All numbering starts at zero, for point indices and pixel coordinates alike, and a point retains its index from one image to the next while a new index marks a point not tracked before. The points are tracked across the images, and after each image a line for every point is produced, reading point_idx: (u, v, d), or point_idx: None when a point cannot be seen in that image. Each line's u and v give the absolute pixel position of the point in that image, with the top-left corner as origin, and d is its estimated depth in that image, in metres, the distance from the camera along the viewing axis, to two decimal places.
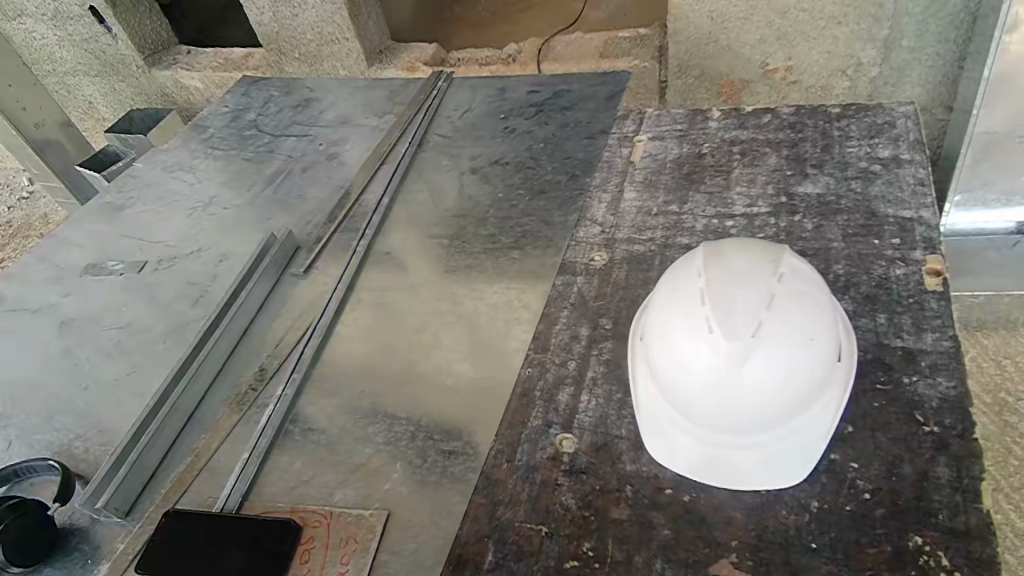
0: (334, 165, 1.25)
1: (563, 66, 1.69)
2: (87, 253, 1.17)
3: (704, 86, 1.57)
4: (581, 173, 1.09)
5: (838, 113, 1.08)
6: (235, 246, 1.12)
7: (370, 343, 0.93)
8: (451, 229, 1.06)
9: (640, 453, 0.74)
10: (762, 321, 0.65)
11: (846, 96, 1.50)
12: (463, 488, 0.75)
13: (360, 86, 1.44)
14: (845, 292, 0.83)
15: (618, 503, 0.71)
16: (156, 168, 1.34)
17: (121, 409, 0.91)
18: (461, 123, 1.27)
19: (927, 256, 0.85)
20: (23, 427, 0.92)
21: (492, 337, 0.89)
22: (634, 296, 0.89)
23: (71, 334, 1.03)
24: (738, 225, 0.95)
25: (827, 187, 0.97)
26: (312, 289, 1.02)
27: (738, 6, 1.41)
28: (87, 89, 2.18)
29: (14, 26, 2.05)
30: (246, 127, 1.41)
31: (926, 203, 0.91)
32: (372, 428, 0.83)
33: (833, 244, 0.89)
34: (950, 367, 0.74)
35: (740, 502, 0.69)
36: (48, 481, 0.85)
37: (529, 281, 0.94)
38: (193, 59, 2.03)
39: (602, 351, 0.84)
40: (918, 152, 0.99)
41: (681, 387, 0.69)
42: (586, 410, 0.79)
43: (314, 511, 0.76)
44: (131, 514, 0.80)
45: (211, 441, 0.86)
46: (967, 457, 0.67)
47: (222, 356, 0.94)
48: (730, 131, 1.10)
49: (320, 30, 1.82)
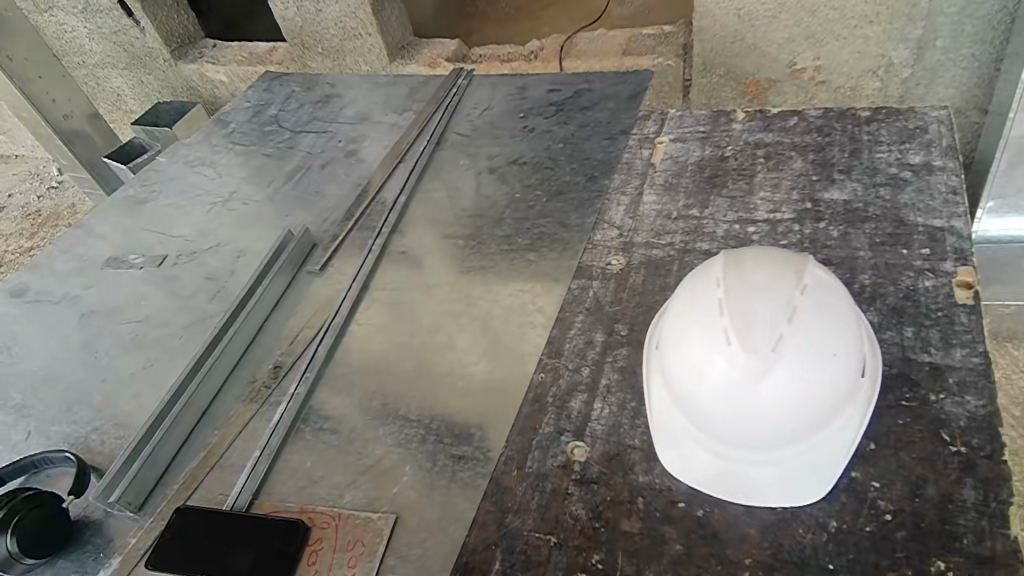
0: (352, 162, 1.25)
1: (584, 63, 1.67)
2: (109, 246, 1.18)
3: (728, 85, 1.54)
4: (600, 175, 1.07)
5: (868, 116, 1.05)
6: (252, 242, 1.12)
7: (383, 342, 0.92)
8: (467, 230, 1.05)
9: (653, 464, 0.72)
10: (782, 334, 0.63)
11: (876, 97, 1.46)
12: (472, 495, 0.74)
13: (381, 82, 1.44)
14: (871, 303, 0.81)
15: (629, 516, 0.69)
16: (178, 161, 1.35)
17: (137, 403, 0.91)
18: (479, 122, 1.26)
19: (958, 267, 0.82)
20: (42, 418, 0.93)
21: (506, 340, 0.88)
22: (651, 302, 0.88)
23: (91, 326, 1.04)
24: (760, 232, 0.93)
25: (854, 194, 0.94)
26: (327, 287, 1.02)
27: (765, 4, 1.37)
28: (115, 81, 2.21)
29: (45, 18, 2.08)
30: (267, 122, 1.41)
31: (958, 212, 0.88)
32: (382, 430, 0.82)
33: (859, 253, 0.87)
34: (979, 386, 0.71)
35: (756, 519, 0.67)
36: (64, 473, 0.86)
37: (545, 283, 0.93)
38: (218, 52, 2.04)
39: (616, 359, 0.83)
40: (950, 159, 0.95)
41: (696, 398, 0.67)
42: (599, 418, 0.78)
43: (321, 512, 0.76)
44: (143, 509, 0.81)
45: (223, 438, 0.86)
46: (995, 480, 0.64)
47: (237, 352, 0.94)
48: (754, 134, 1.08)
49: (343, 26, 1.82)
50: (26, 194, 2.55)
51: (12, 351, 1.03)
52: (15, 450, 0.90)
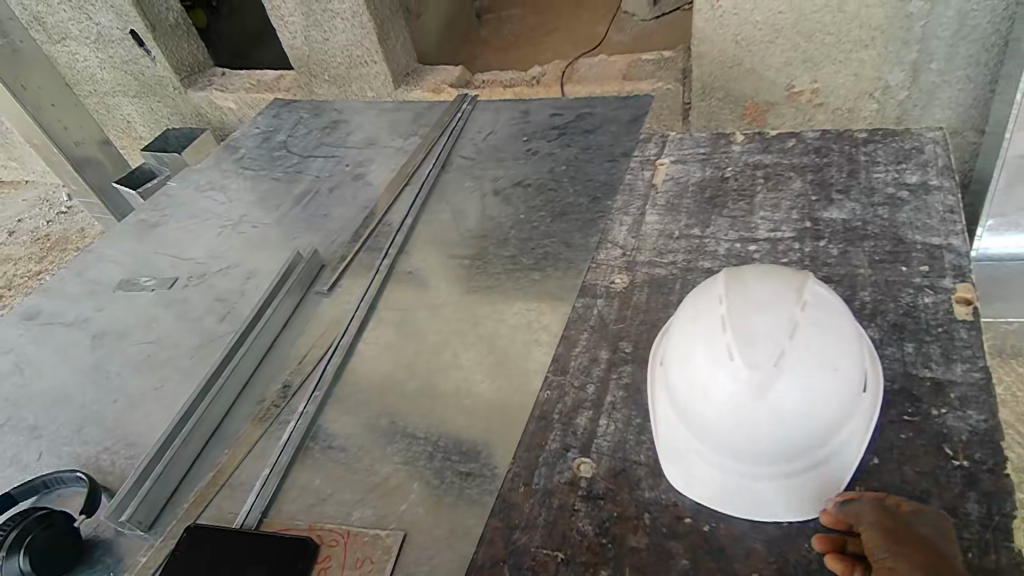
0: (359, 185, 1.27)
1: (586, 88, 1.71)
2: (121, 269, 1.20)
3: (728, 108, 1.57)
4: (603, 196, 1.09)
5: (865, 138, 1.07)
6: (263, 263, 1.14)
7: (390, 361, 0.93)
8: (473, 251, 1.07)
9: (659, 480, 0.73)
10: (785, 349, 0.64)
11: (873, 118, 1.48)
12: (479, 511, 0.74)
13: (387, 109, 1.47)
14: (871, 320, 0.82)
15: (635, 531, 0.70)
16: (190, 187, 1.38)
17: (149, 423, 0.92)
18: (484, 145, 1.29)
19: (956, 284, 0.83)
20: (53, 439, 0.94)
21: (513, 356, 0.89)
22: (655, 320, 0.89)
23: (103, 348, 1.06)
24: (762, 250, 0.94)
25: (853, 213, 0.96)
26: (335, 307, 1.04)
27: (762, 30, 1.41)
28: (125, 109, 2.26)
29: (58, 49, 2.13)
30: (276, 148, 1.44)
31: (955, 230, 0.90)
32: (390, 448, 0.83)
33: (859, 270, 0.88)
34: (980, 401, 0.72)
35: (762, 533, 0.67)
36: (75, 493, 0.87)
37: (550, 302, 0.95)
38: (227, 81, 2.09)
39: (621, 376, 0.84)
40: (947, 178, 0.97)
41: (700, 413, 0.68)
42: (605, 434, 0.79)
43: (330, 530, 0.77)
44: (154, 528, 0.81)
45: (233, 457, 0.87)
46: (998, 493, 0.65)
47: (248, 371, 0.95)
48: (753, 155, 1.10)
49: (350, 54, 1.87)
50: (36, 219, 2.59)
51: (25, 373, 1.05)
52: (27, 470, 0.91)
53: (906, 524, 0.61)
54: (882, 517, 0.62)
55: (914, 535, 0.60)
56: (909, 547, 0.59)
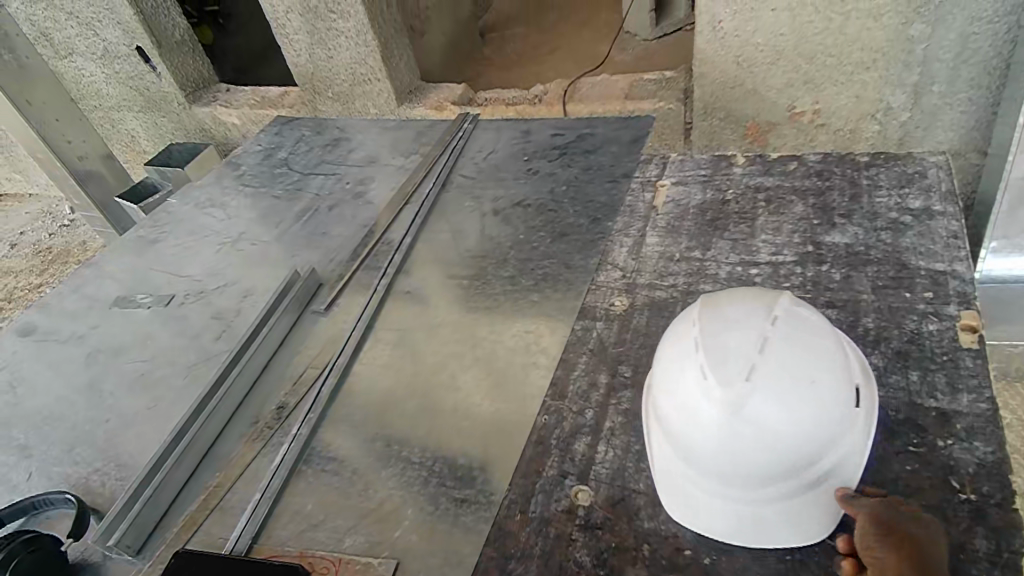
0: (359, 204, 1.27)
1: (588, 107, 1.71)
2: (119, 285, 1.20)
3: (729, 128, 1.57)
4: (603, 217, 1.08)
5: (867, 161, 1.07)
6: (261, 281, 1.14)
7: (387, 383, 0.92)
8: (472, 271, 1.06)
9: (659, 510, 0.72)
10: (754, 365, 0.64)
11: (875, 140, 1.48)
12: (474, 540, 0.72)
13: (389, 127, 1.48)
14: (875, 347, 0.81)
15: (633, 563, 0.68)
16: (190, 203, 1.38)
17: (141, 444, 0.91)
18: (485, 164, 1.28)
19: (961, 311, 0.82)
20: (44, 459, 0.93)
21: (511, 379, 0.87)
22: (655, 344, 0.88)
23: (97, 366, 1.05)
24: (763, 274, 0.93)
25: (855, 238, 0.95)
26: (332, 327, 1.03)
27: (764, 52, 1.42)
28: (130, 123, 2.27)
29: (64, 64, 2.15)
30: (278, 165, 1.44)
31: (960, 255, 0.88)
32: (385, 472, 0.81)
33: (861, 295, 0.87)
34: (987, 432, 0.70)
35: (763, 567, 0.66)
36: (63, 515, 0.85)
37: (549, 324, 0.93)
38: (231, 97, 2.10)
39: (620, 402, 0.83)
40: (950, 203, 0.96)
41: (685, 438, 0.68)
42: (603, 461, 0.77)
43: (321, 557, 0.75)
44: (142, 552, 0.80)
45: (225, 479, 0.85)
46: (1006, 529, 0.63)
47: (242, 391, 0.94)
48: (754, 177, 1.10)
49: (354, 72, 1.88)
50: (38, 231, 2.60)
51: (18, 391, 1.04)
52: (16, 491, 0.89)
53: (899, 521, 0.62)
54: (881, 514, 0.62)
55: (905, 534, 0.61)
56: (898, 539, 0.61)
